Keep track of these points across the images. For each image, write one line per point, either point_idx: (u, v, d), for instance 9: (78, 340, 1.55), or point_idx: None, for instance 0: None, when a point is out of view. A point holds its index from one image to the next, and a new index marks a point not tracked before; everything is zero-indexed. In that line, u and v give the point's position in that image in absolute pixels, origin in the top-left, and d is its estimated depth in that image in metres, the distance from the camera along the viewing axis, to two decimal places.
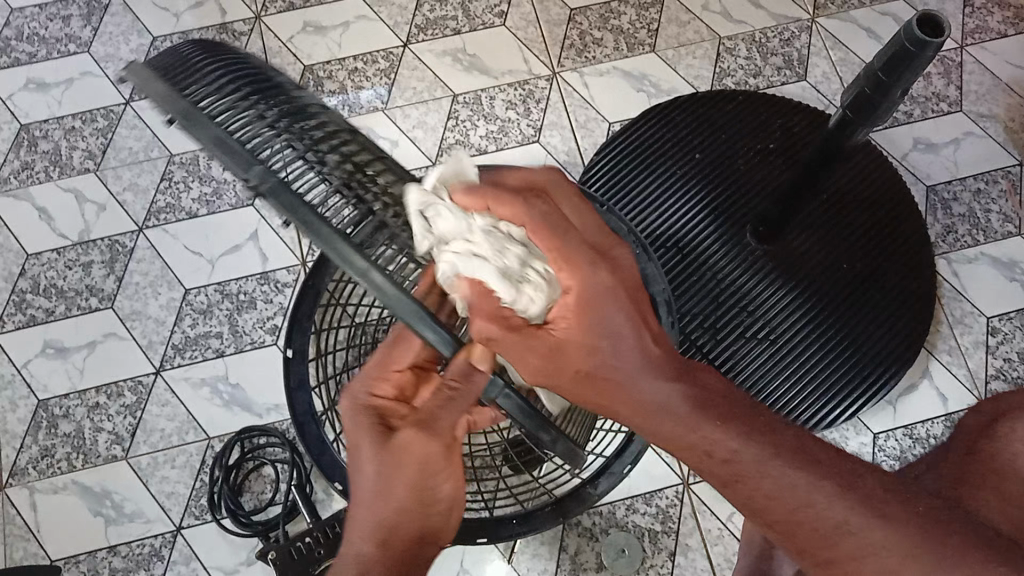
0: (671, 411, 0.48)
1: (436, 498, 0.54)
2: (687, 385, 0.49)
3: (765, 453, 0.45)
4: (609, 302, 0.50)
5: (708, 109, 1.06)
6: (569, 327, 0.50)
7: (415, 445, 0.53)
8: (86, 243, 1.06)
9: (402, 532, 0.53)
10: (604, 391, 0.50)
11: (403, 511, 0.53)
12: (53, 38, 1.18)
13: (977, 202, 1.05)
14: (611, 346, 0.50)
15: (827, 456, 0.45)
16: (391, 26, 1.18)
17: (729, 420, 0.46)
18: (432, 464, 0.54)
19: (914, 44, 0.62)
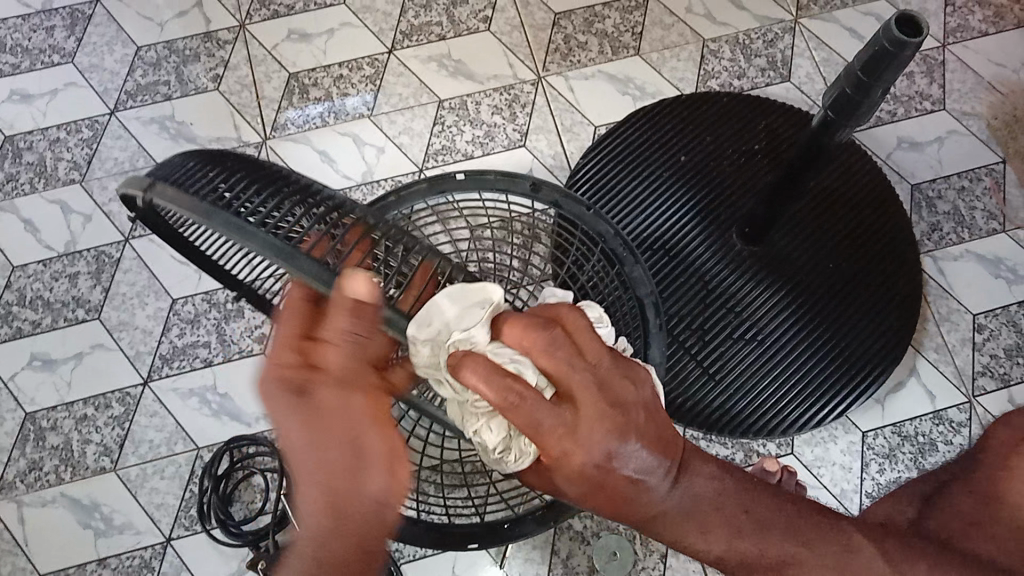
0: (686, 516, 0.50)
1: (360, 447, 0.47)
2: (689, 489, 0.51)
3: (773, 540, 0.50)
4: (631, 414, 0.49)
5: (693, 111, 1.06)
6: (578, 450, 0.47)
7: (276, 392, 0.47)
8: (72, 254, 1.06)
9: (328, 501, 0.46)
10: (618, 502, 0.49)
11: (321, 473, 0.47)
12: (36, 49, 1.18)
13: (962, 199, 1.05)
14: (633, 469, 0.48)
15: (826, 529, 0.51)
16: (376, 32, 1.18)
17: (724, 527, 0.50)
18: (336, 412, 0.46)
19: (892, 44, 0.62)
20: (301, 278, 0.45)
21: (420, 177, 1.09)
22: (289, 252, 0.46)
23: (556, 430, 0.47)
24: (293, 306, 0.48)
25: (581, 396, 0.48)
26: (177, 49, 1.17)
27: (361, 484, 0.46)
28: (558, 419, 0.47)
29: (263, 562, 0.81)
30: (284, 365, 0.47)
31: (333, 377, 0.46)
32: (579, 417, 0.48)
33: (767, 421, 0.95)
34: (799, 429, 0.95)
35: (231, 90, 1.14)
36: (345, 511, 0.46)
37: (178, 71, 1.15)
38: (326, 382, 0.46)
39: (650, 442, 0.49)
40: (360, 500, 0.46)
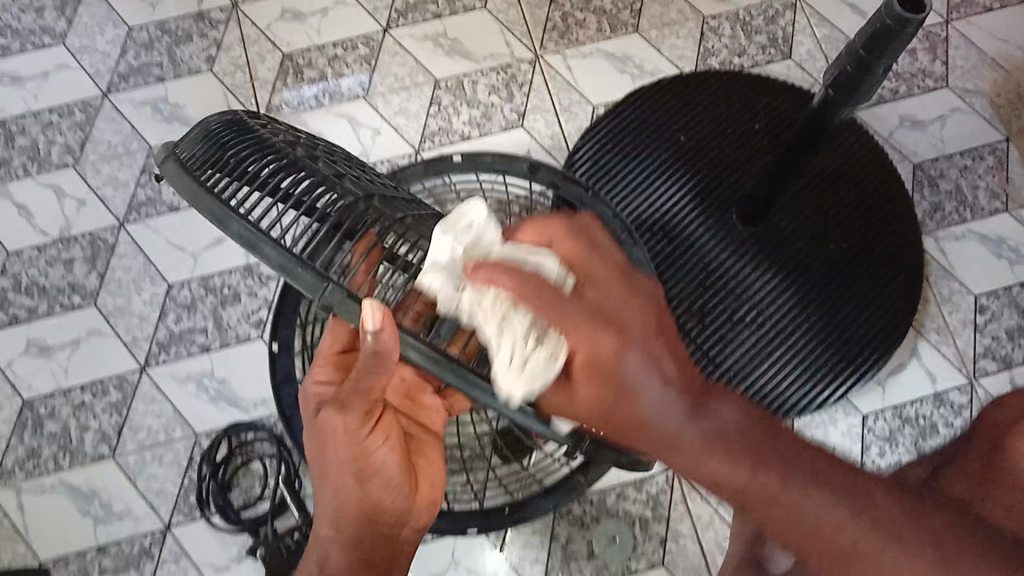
0: (706, 442, 0.41)
1: (376, 468, 0.58)
2: (713, 417, 0.41)
3: (804, 484, 0.39)
4: (636, 325, 0.43)
5: (692, 90, 1.05)
6: (605, 342, 0.42)
7: (331, 425, 0.57)
8: (67, 240, 1.05)
9: (347, 511, 0.57)
10: (628, 405, 0.42)
11: (343, 491, 0.57)
12: (26, 30, 1.16)
13: (965, 178, 1.04)
14: (643, 375, 0.42)
15: (868, 481, 0.40)
16: (370, 11, 1.16)
17: (762, 458, 0.40)
18: (348, 438, 0.57)
19: (894, 20, 0.61)
20: (276, 269, 0.46)
21: (417, 160, 1.08)
22: (255, 239, 0.46)
23: (571, 318, 0.42)
24: (336, 336, 0.59)
25: (603, 278, 0.46)
26: (170, 30, 1.15)
27: (378, 499, 0.58)
28: (576, 309, 0.42)
29: (262, 550, 0.82)
30: (328, 384, 0.59)
31: (349, 409, 0.57)
32: (590, 306, 0.43)
33: (767, 404, 0.95)
34: (799, 412, 0.95)
35: (225, 71, 1.13)
36: (363, 521, 0.57)
37: (170, 52, 1.14)
38: (341, 412, 0.57)
39: (668, 360, 0.43)
40: (378, 511, 0.58)
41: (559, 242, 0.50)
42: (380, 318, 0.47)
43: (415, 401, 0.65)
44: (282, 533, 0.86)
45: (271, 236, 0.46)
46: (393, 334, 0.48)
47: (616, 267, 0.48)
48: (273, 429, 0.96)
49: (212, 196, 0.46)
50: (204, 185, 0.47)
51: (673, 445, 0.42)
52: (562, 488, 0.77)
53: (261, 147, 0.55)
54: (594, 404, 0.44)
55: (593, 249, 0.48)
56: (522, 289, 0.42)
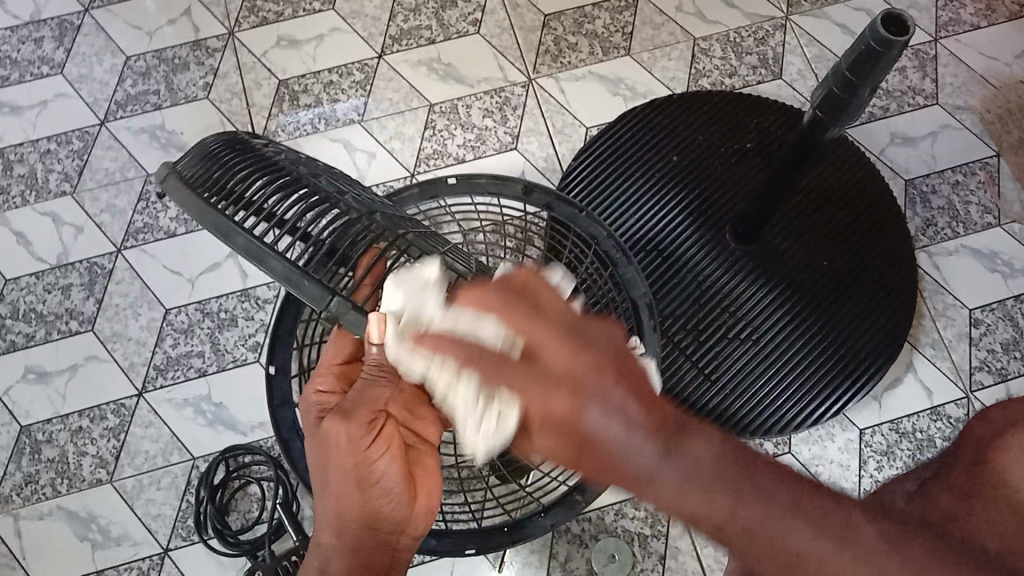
0: (679, 489, 0.39)
1: (377, 476, 0.58)
2: (685, 457, 0.40)
3: (774, 518, 0.38)
4: (591, 374, 0.43)
5: (683, 110, 1.06)
6: (562, 408, 0.43)
7: (331, 435, 0.58)
8: (65, 266, 1.05)
9: (349, 519, 0.58)
10: (598, 459, 0.43)
11: (344, 498, 0.58)
12: (25, 60, 1.17)
13: (956, 193, 1.05)
14: (604, 428, 0.42)
15: (836, 505, 0.39)
16: (366, 38, 1.17)
17: (726, 494, 0.39)
18: (350, 447, 0.58)
19: (878, 43, 0.62)
20: (281, 280, 0.50)
21: (412, 182, 1.09)
22: (262, 253, 0.50)
23: (525, 385, 0.45)
24: (341, 347, 0.63)
25: (543, 345, 0.45)
26: (167, 58, 1.17)
27: (379, 508, 0.59)
28: (524, 376, 0.45)
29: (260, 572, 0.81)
30: (331, 393, 0.62)
31: (353, 418, 0.58)
32: (541, 375, 0.44)
33: (765, 421, 0.95)
34: (797, 428, 0.95)
35: (222, 98, 1.14)
36: (365, 529, 0.59)
37: (168, 80, 1.15)
38: (344, 422, 0.58)
39: (618, 394, 0.43)
40: (379, 519, 0.59)
41: (501, 308, 0.47)
42: (384, 332, 0.52)
43: (414, 414, 0.60)
44: (279, 555, 0.85)
45: (277, 251, 0.51)
46: (400, 349, 0.53)
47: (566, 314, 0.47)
48: (269, 451, 0.95)
49: (214, 210, 0.52)
50: (208, 202, 0.53)
51: (652, 494, 0.41)
52: (561, 503, 0.76)
53: (262, 166, 0.60)
54: (564, 450, 0.45)
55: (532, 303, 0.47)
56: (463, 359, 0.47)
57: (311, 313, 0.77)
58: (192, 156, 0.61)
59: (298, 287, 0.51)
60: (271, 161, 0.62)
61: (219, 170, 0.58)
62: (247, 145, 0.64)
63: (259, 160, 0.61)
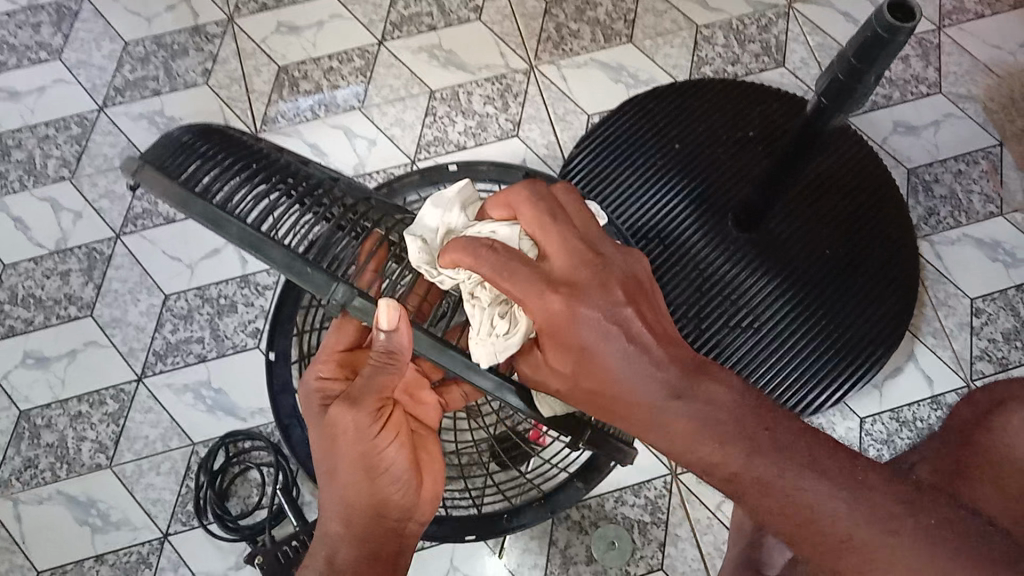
0: (687, 420, 0.43)
1: (385, 465, 0.59)
2: (700, 396, 0.44)
3: (786, 464, 0.40)
4: (593, 288, 0.49)
5: (686, 98, 1.05)
6: (555, 307, 0.48)
7: (339, 421, 0.57)
8: (64, 251, 1.05)
9: (358, 510, 0.58)
10: (597, 372, 0.48)
11: (353, 487, 0.58)
12: (23, 45, 1.17)
13: (958, 183, 1.04)
14: (598, 333, 0.47)
15: (845, 456, 0.40)
16: (366, 24, 1.17)
17: (729, 433, 0.42)
18: (358, 435, 0.57)
19: (885, 29, 0.62)
20: (282, 270, 0.53)
21: (413, 169, 1.09)
22: (259, 241, 0.52)
23: (527, 287, 0.49)
24: (341, 334, 0.63)
25: (554, 254, 0.51)
26: (166, 44, 1.16)
27: (387, 494, 0.58)
28: (523, 282, 0.49)
29: (259, 557, 0.81)
30: (333, 381, 0.62)
31: (359, 406, 0.57)
32: (544, 276, 0.49)
33: None
34: (798, 416, 0.95)
35: (221, 83, 1.13)
36: (374, 516, 0.58)
37: (167, 65, 1.15)
38: (352, 409, 0.57)
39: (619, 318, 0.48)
40: (386, 506, 0.59)
41: (524, 213, 0.52)
42: (392, 317, 0.52)
43: (415, 399, 0.65)
44: (278, 540, 0.85)
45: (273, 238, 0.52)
46: (405, 334, 0.52)
47: (586, 236, 0.52)
48: (269, 437, 0.95)
49: (198, 198, 0.53)
50: (187, 189, 0.54)
51: (658, 429, 0.45)
52: (560, 493, 0.77)
53: (234, 153, 0.60)
54: (570, 376, 0.49)
55: (558, 215, 0.52)
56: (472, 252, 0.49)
57: (311, 299, 0.76)
58: (161, 150, 0.61)
59: (300, 275, 0.53)
60: (249, 154, 0.63)
61: (193, 164, 0.58)
62: (212, 133, 0.65)
63: (237, 153, 0.61)
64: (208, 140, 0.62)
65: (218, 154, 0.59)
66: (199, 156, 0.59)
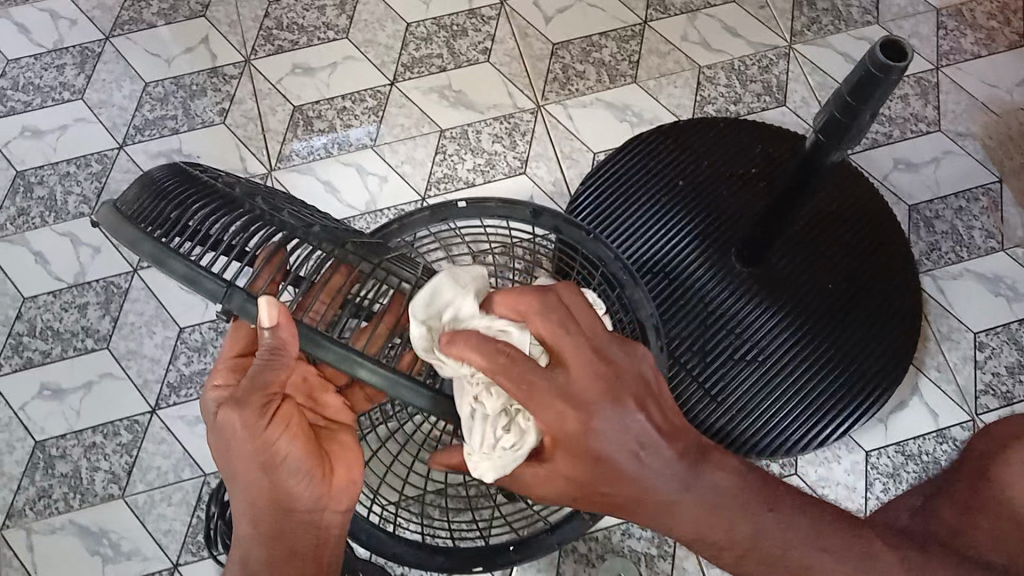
0: (697, 512, 0.48)
1: (282, 457, 0.56)
2: (702, 477, 0.48)
3: (761, 520, 0.48)
4: (611, 397, 0.47)
5: (690, 137, 1.08)
6: (574, 425, 0.47)
7: (228, 422, 0.54)
8: (81, 285, 1.07)
9: (262, 507, 0.56)
10: (616, 484, 0.48)
11: (249, 486, 0.56)
12: (47, 86, 1.21)
13: (959, 219, 1.06)
14: (618, 444, 0.47)
15: (799, 500, 0.50)
16: (379, 65, 1.20)
17: (732, 515, 0.48)
18: (248, 434, 0.54)
19: (877, 68, 0.64)
20: (182, 282, 0.48)
21: (423, 205, 1.11)
22: (165, 255, 0.48)
23: (545, 401, 0.47)
24: (235, 341, 0.59)
25: (570, 360, 0.48)
26: (185, 84, 1.20)
27: (289, 490, 0.57)
28: (545, 389, 0.47)
29: None
30: (227, 386, 0.57)
31: (244, 403, 0.54)
32: (568, 392, 0.47)
33: (771, 442, 0.95)
34: (803, 449, 0.95)
35: (237, 123, 1.17)
36: (277, 512, 0.57)
37: (185, 105, 1.18)
38: (238, 408, 0.54)
39: (654, 417, 0.48)
40: (289, 499, 0.57)
41: (535, 316, 0.50)
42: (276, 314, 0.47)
43: (318, 402, 0.63)
44: None
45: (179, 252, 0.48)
46: (292, 332, 0.48)
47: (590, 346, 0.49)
48: None
49: (128, 224, 0.50)
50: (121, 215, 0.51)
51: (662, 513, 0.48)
52: (567, 525, 0.76)
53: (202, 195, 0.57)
54: (571, 470, 0.49)
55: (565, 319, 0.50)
56: (492, 368, 0.47)
57: None
58: (136, 188, 0.57)
59: (199, 285, 0.48)
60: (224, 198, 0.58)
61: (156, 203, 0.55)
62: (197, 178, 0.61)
63: (210, 198, 0.57)
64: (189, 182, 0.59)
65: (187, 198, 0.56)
66: (165, 203, 0.55)
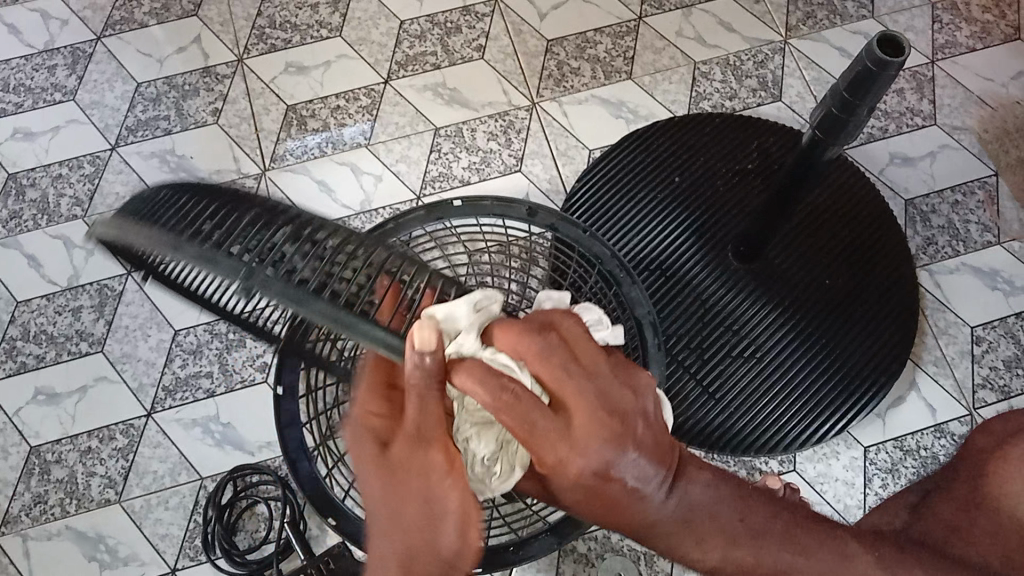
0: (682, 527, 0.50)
1: (447, 516, 0.49)
2: (684, 499, 0.50)
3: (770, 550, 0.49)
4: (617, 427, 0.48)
5: (685, 132, 1.07)
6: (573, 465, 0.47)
7: (404, 456, 0.49)
8: (75, 288, 1.07)
9: (400, 564, 0.48)
10: (607, 506, 0.49)
11: (409, 530, 0.48)
12: (38, 88, 1.20)
13: (955, 213, 1.06)
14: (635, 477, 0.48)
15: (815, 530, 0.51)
16: (372, 64, 1.20)
17: (712, 539, 0.50)
18: (425, 473, 0.49)
19: (874, 64, 0.63)
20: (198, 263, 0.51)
21: (418, 205, 1.11)
22: (178, 243, 0.51)
23: (548, 439, 0.47)
24: (379, 369, 0.54)
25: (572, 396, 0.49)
26: (177, 84, 1.19)
27: (449, 547, 0.48)
28: (547, 427, 0.47)
29: None
30: (377, 415, 0.52)
31: (427, 440, 0.49)
32: (571, 426, 0.48)
33: (769, 438, 0.95)
34: (801, 446, 0.95)
35: (230, 123, 1.16)
36: (429, 571, 0.48)
37: (178, 106, 1.17)
38: (416, 444, 0.49)
39: (649, 449, 0.49)
40: (433, 559, 0.48)
41: (535, 359, 0.50)
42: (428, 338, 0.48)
43: (433, 443, 0.54)
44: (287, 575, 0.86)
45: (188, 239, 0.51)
46: (439, 358, 0.48)
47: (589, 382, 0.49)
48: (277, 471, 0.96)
49: (142, 224, 0.54)
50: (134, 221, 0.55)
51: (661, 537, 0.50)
52: (565, 526, 0.76)
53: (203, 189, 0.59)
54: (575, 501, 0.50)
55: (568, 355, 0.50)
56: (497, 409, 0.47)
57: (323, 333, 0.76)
58: (138, 200, 0.61)
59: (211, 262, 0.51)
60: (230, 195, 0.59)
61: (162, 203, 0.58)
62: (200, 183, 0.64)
63: (214, 197, 0.58)
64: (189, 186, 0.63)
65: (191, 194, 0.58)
66: (170, 210, 0.56)
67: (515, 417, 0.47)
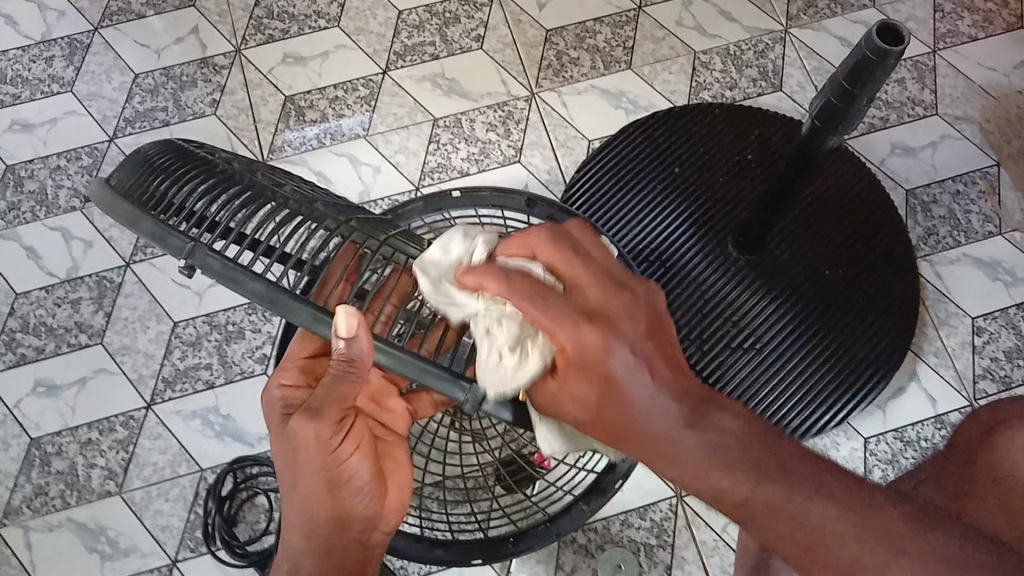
0: (707, 457, 0.42)
1: (347, 474, 0.59)
2: (714, 428, 0.43)
3: (797, 491, 0.40)
4: (626, 321, 0.46)
5: (684, 123, 1.07)
6: (592, 338, 0.45)
7: (301, 432, 0.56)
8: (74, 280, 1.07)
9: (319, 516, 0.58)
10: (621, 417, 0.45)
11: (314, 498, 0.58)
12: (36, 79, 1.19)
13: (957, 203, 1.05)
14: (629, 369, 0.45)
15: (858, 493, 0.41)
16: (370, 54, 1.19)
17: (751, 468, 0.41)
18: (320, 446, 0.57)
19: (874, 53, 0.63)
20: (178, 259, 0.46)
21: (417, 196, 1.11)
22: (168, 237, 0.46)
23: (566, 317, 0.45)
24: (304, 345, 0.64)
25: (583, 285, 0.48)
26: (175, 75, 1.18)
27: (349, 505, 0.59)
28: (562, 311, 0.45)
29: None
30: (295, 386, 0.62)
31: (321, 416, 0.57)
32: (580, 309, 0.46)
33: None
34: (800, 436, 0.95)
35: (229, 114, 1.16)
36: (334, 526, 0.59)
37: (176, 97, 1.17)
38: (314, 420, 0.56)
39: (648, 359, 0.45)
40: (349, 516, 0.59)
41: (544, 245, 0.49)
42: (352, 325, 0.47)
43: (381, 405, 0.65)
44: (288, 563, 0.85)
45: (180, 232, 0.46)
46: (367, 340, 0.49)
47: (609, 271, 0.49)
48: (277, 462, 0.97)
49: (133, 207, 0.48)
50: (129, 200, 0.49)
51: (670, 459, 0.43)
52: (565, 517, 0.75)
53: (202, 170, 0.55)
54: (583, 397, 0.47)
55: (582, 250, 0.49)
56: (509, 286, 0.45)
57: None
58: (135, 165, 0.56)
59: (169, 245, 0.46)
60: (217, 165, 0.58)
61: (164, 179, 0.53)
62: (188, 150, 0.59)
63: (203, 165, 0.56)
64: (180, 152, 0.58)
65: (195, 176, 0.53)
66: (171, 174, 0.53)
67: (533, 301, 0.45)
